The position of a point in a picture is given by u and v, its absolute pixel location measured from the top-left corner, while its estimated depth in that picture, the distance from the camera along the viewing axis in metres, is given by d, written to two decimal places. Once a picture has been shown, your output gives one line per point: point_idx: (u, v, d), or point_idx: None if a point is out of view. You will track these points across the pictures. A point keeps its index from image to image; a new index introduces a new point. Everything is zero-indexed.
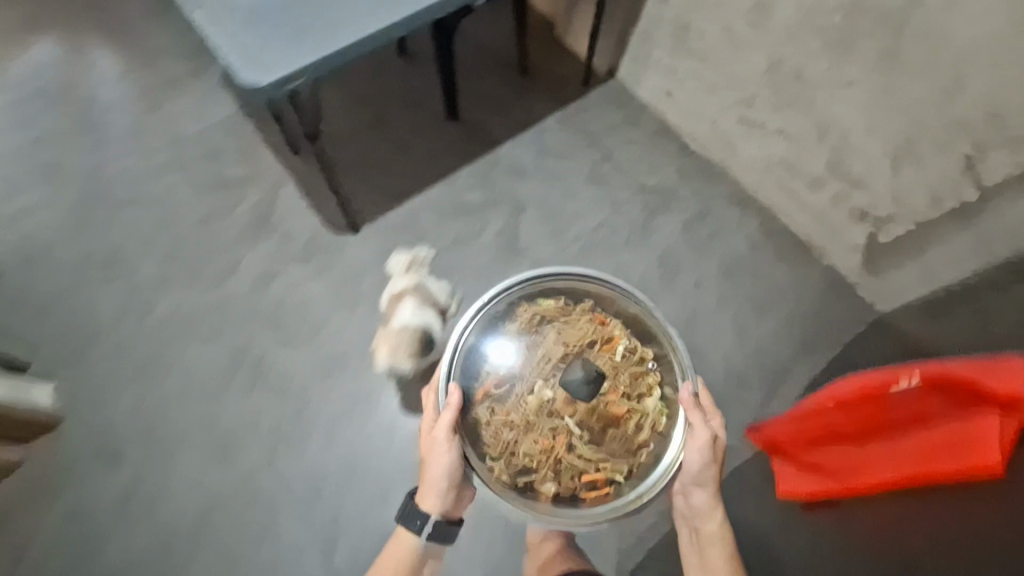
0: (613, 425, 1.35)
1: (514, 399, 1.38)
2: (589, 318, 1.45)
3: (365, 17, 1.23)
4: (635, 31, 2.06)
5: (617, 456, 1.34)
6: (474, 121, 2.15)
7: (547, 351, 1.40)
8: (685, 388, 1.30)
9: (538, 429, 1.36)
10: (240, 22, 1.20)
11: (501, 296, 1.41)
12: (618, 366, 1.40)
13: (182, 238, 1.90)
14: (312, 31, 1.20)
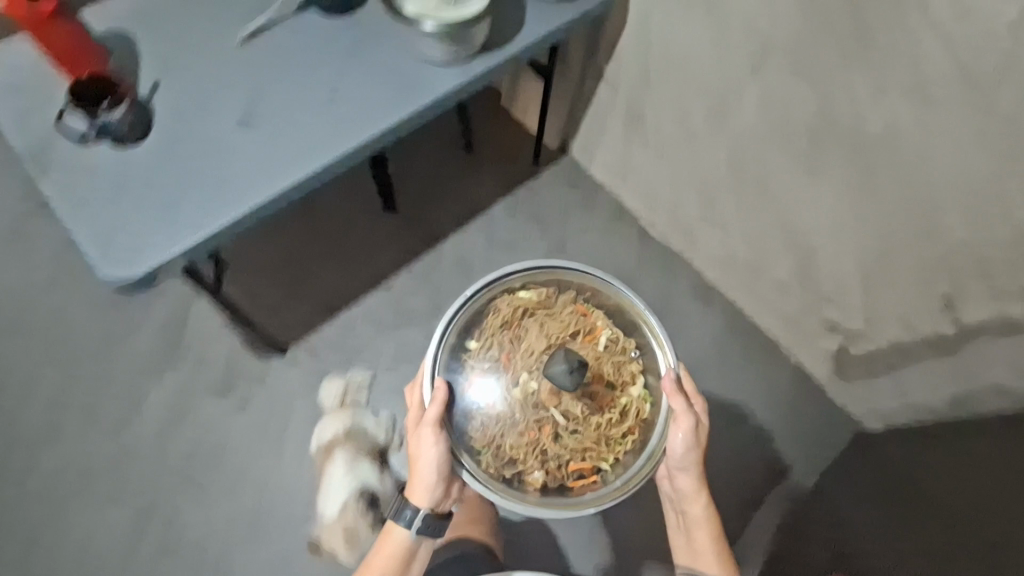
0: (599, 413, 1.01)
1: (497, 394, 1.02)
2: (572, 308, 1.05)
3: (258, 181, 1.03)
4: (586, 111, 1.85)
5: (606, 443, 1.02)
6: (414, 210, 1.93)
7: (526, 343, 1.02)
8: (668, 373, 1.01)
9: (520, 420, 1.01)
10: (97, 197, 0.98)
11: (474, 297, 1.03)
12: (604, 359, 1.03)
13: (73, 373, 1.63)
14: (193, 203, 0.99)
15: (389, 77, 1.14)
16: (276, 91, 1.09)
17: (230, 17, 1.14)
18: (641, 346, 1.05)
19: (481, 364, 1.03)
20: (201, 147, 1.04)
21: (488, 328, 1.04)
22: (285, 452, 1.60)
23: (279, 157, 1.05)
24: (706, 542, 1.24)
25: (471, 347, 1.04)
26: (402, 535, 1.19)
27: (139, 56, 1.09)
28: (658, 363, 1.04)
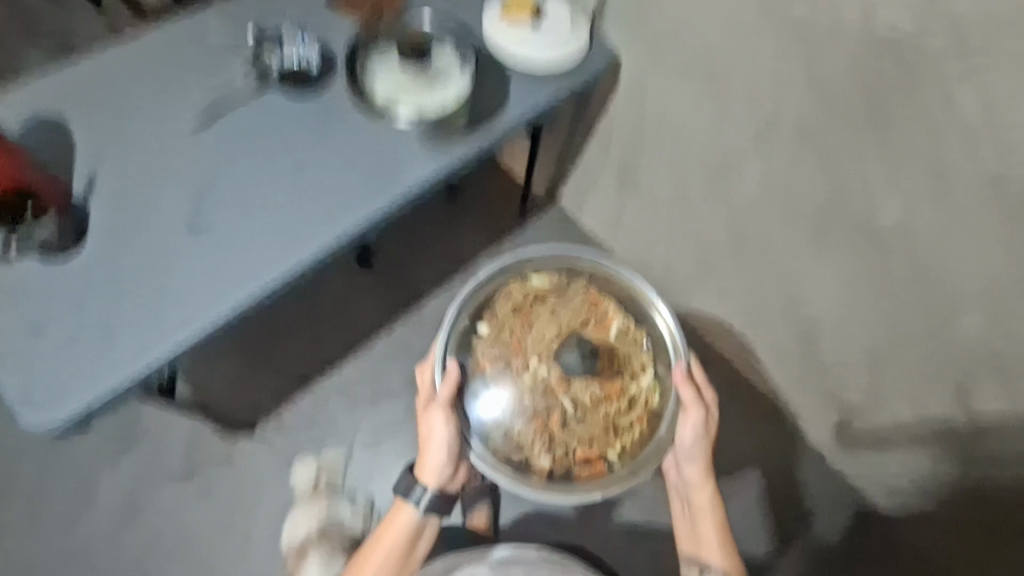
0: (609, 402, 0.98)
1: (506, 376, 1.00)
2: (582, 297, 1.04)
3: (207, 292, 0.92)
4: (576, 164, 1.75)
5: (613, 433, 0.99)
6: (394, 267, 1.81)
7: (536, 329, 1.01)
8: (680, 362, 1.00)
9: (529, 407, 0.98)
10: (20, 326, 0.87)
11: (488, 280, 1.04)
12: (614, 348, 1.00)
13: (18, 460, 1.49)
14: (131, 323, 0.89)
15: (360, 165, 1.02)
16: (233, 184, 0.98)
17: (182, 98, 1.02)
18: (653, 339, 1.03)
19: (493, 350, 1.01)
20: (144, 252, 0.92)
21: (498, 313, 1.03)
22: (253, 543, 1.48)
23: (230, 266, 0.94)
24: (710, 529, 1.18)
25: (482, 330, 1.02)
26: (411, 515, 1.17)
27: (74, 149, 0.96)
28: (671, 354, 1.03)
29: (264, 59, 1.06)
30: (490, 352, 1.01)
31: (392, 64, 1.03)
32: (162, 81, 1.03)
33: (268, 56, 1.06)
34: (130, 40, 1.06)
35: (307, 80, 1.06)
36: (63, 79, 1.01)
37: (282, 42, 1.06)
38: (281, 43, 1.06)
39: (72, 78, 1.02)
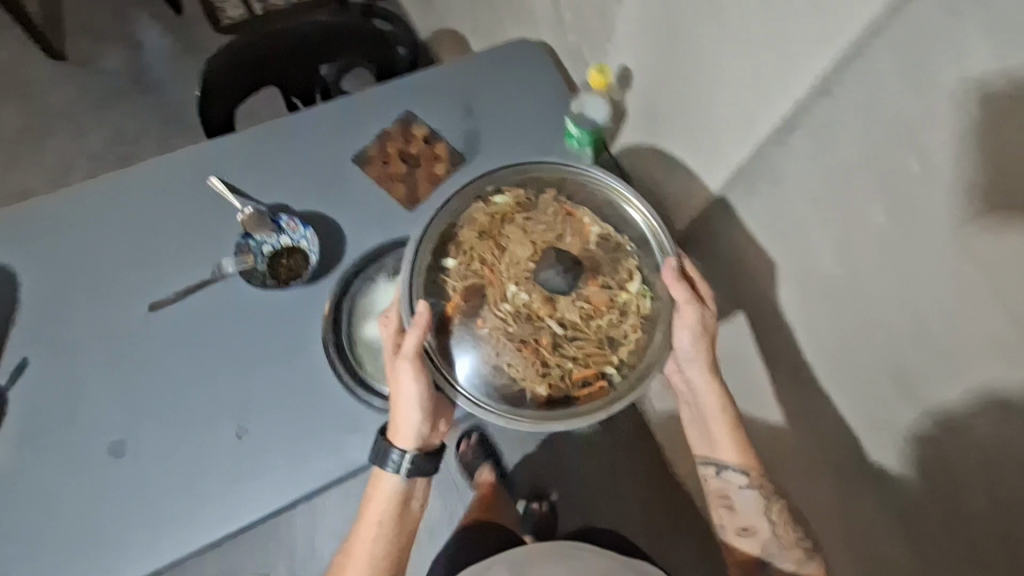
0: (599, 315, 0.70)
1: (475, 317, 0.70)
2: (556, 209, 0.74)
3: (102, 549, 0.75)
4: None
5: (612, 346, 0.70)
6: None
7: (508, 252, 0.72)
8: (670, 256, 0.71)
9: (512, 337, 0.68)
10: None
11: (441, 206, 0.72)
12: (594, 257, 0.72)
13: None
14: (12, 555, 0.74)
15: (320, 422, 0.81)
16: (169, 410, 0.80)
17: (144, 277, 0.86)
18: (641, 237, 0.74)
19: (466, 287, 0.71)
20: (61, 460, 0.78)
21: (461, 244, 0.72)
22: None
23: (153, 492, 0.77)
24: (728, 446, 0.83)
25: (447, 267, 0.71)
26: (394, 482, 0.80)
27: (18, 316, 0.83)
28: (657, 247, 0.73)
29: (253, 241, 0.87)
30: (463, 290, 0.71)
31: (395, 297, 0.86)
32: (133, 249, 0.88)
33: (258, 237, 0.87)
34: (118, 183, 0.91)
35: (298, 277, 0.87)
36: (26, 219, 0.87)
37: (280, 223, 0.87)
38: (278, 222, 0.87)
39: (33, 225, 0.87)
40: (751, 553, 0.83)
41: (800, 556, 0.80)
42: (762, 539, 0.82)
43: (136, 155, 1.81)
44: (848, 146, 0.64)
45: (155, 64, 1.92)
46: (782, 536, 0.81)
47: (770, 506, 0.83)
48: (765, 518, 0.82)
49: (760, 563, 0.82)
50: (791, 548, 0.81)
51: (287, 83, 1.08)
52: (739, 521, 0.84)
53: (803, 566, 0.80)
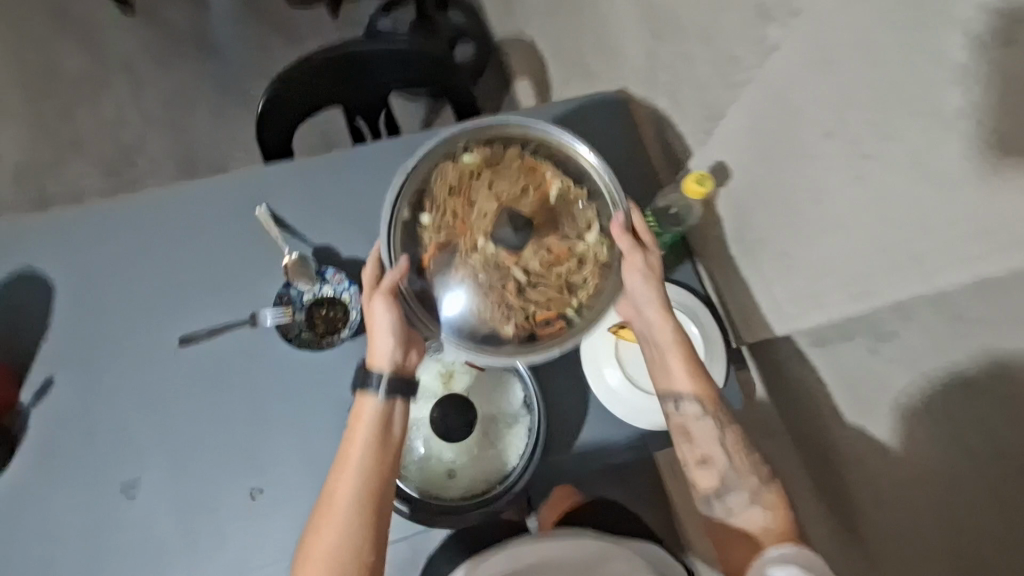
0: (560, 263, 0.73)
1: (453, 267, 0.72)
2: (520, 161, 0.75)
3: None
4: None
5: (570, 291, 0.74)
6: None
7: (477, 205, 0.73)
8: (619, 213, 0.73)
9: (481, 284, 0.70)
10: None
11: (413, 163, 0.72)
12: (552, 207, 0.74)
13: None
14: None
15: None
16: (189, 458, 0.77)
17: (180, 308, 0.82)
18: (597, 191, 0.75)
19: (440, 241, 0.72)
20: (73, 486, 0.76)
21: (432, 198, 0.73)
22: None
23: (160, 534, 0.75)
24: (681, 374, 0.77)
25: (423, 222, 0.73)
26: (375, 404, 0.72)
27: (49, 329, 0.80)
28: (611, 200, 0.76)
29: (294, 290, 0.82)
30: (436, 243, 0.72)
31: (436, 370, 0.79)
32: (172, 276, 0.84)
33: (300, 286, 0.82)
34: (166, 197, 0.87)
35: (337, 333, 0.82)
36: (68, 226, 0.84)
37: (325, 274, 0.82)
38: (323, 272, 0.82)
39: (75, 232, 0.84)
40: (707, 484, 0.75)
41: (755, 485, 0.73)
42: (720, 470, 0.74)
43: (189, 120, 1.74)
44: (964, 342, 0.55)
45: (220, 23, 1.83)
46: (737, 462, 0.74)
47: (724, 432, 0.75)
48: (720, 446, 0.75)
49: (718, 497, 0.74)
50: (749, 476, 0.74)
51: (349, 106, 1.02)
52: (698, 450, 0.75)
53: (758, 496, 0.73)
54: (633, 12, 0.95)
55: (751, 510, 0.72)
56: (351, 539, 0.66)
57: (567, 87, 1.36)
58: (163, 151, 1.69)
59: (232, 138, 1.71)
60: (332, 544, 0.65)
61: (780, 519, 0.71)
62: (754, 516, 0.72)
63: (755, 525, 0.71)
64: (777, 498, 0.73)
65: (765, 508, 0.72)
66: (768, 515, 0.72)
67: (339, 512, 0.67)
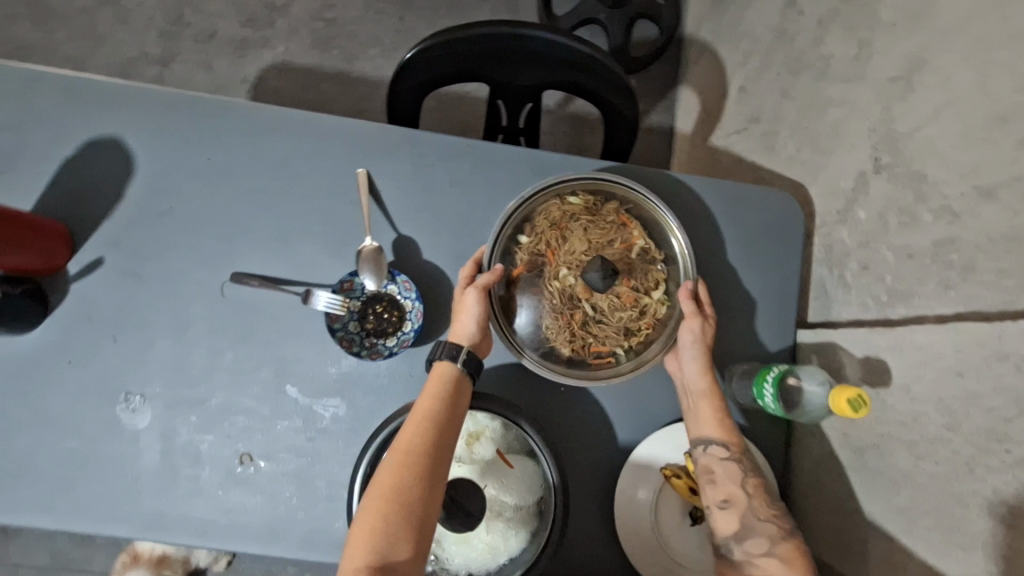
0: (626, 311, 0.71)
1: (535, 288, 0.70)
2: (615, 215, 0.73)
3: (76, 493, 0.72)
4: None
5: (626, 335, 0.72)
6: None
7: (568, 239, 0.71)
8: (689, 282, 0.71)
9: (548, 309, 0.70)
10: None
11: (522, 196, 0.72)
12: (632, 259, 0.71)
13: None
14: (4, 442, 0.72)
15: (326, 510, 0.74)
16: (198, 398, 0.74)
17: (245, 242, 0.76)
18: (673, 258, 0.73)
19: (530, 261, 0.71)
20: (82, 371, 0.74)
21: (534, 229, 0.72)
22: (21, 567, 1.19)
23: (144, 456, 0.73)
24: (709, 419, 0.70)
25: (520, 244, 0.72)
26: (449, 368, 0.67)
27: (115, 209, 0.76)
28: (682, 269, 0.73)
29: (359, 280, 0.75)
30: (523, 264, 0.71)
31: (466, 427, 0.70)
32: (250, 204, 0.77)
33: (365, 281, 0.75)
34: (275, 117, 0.79)
35: (383, 340, 0.75)
36: (171, 109, 0.78)
37: (395, 275, 0.75)
38: (395, 275, 0.75)
39: (177, 120, 0.78)
40: (726, 529, 0.65)
41: (775, 533, 0.64)
42: (740, 514, 0.65)
43: None
44: None
45: None
46: (758, 508, 0.66)
47: (747, 476, 0.68)
48: (742, 486, 0.67)
49: (736, 541, 0.64)
50: (769, 523, 0.65)
51: (494, 89, 0.91)
52: (719, 491, 0.67)
53: (776, 545, 0.63)
54: (870, 123, 0.78)
55: (769, 559, 0.62)
56: (406, 491, 0.58)
57: (737, 140, 1.17)
58: (304, 19, 1.59)
59: (374, 37, 1.60)
60: (387, 489, 0.58)
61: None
62: (772, 566, 0.62)
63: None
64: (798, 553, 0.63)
65: (781, 561, 0.62)
66: (786, 569, 0.62)
67: (399, 462, 0.60)
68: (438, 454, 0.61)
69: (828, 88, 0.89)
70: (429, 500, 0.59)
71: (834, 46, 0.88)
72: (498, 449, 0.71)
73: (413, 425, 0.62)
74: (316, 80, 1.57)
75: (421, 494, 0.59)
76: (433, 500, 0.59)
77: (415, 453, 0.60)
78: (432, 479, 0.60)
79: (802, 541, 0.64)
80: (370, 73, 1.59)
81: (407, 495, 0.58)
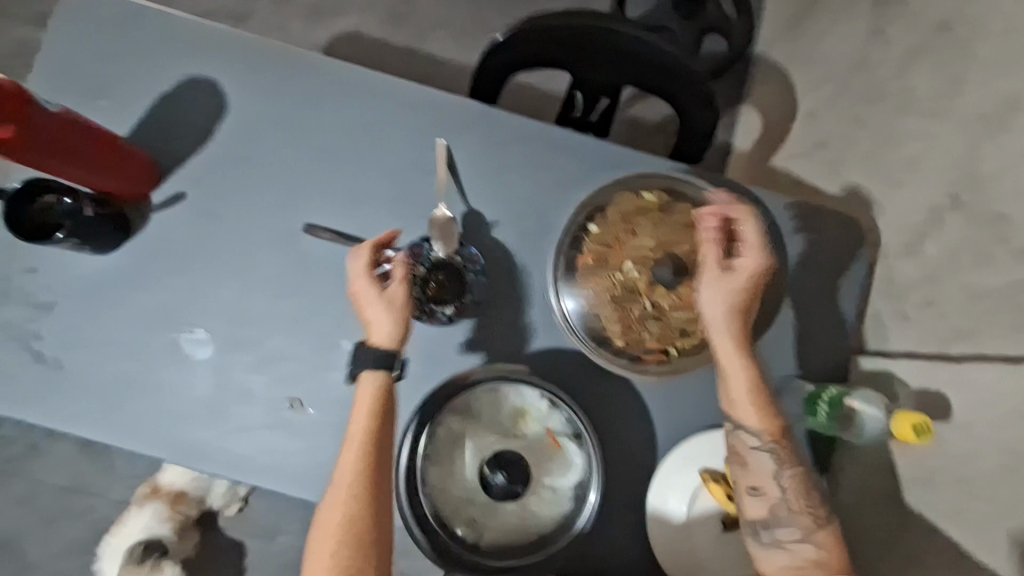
0: (685, 312, 0.73)
1: (599, 278, 0.73)
2: (687, 216, 0.74)
3: (131, 416, 0.74)
4: None
5: (680, 335, 0.73)
6: None
7: (637, 236, 0.73)
8: (715, 222, 0.68)
9: (608, 299, 0.73)
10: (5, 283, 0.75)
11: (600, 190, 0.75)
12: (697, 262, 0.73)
13: None
14: (68, 356, 0.74)
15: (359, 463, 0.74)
16: (254, 340, 0.76)
17: (319, 196, 0.79)
18: None
19: (598, 252, 0.74)
20: (150, 299, 0.76)
21: (605, 221, 0.74)
22: (43, 482, 1.22)
23: (199, 389, 0.75)
24: (745, 405, 0.68)
25: (589, 233, 0.74)
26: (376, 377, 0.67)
27: (200, 149, 0.78)
28: None
29: (428, 245, 0.75)
30: (590, 253, 0.74)
31: (518, 403, 0.72)
32: (328, 160, 0.79)
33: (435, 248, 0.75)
34: (362, 80, 0.81)
35: (442, 307, 0.74)
36: (265, 59, 0.80)
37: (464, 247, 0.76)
38: (465, 248, 0.77)
39: (270, 70, 0.80)
40: (756, 515, 0.66)
41: (808, 524, 0.65)
42: (771, 502, 0.66)
43: None
44: None
45: None
46: (792, 499, 0.66)
47: (784, 468, 0.67)
48: (776, 478, 0.67)
49: (766, 527, 0.66)
50: (802, 513, 0.66)
51: (574, 81, 0.92)
52: (750, 480, 0.67)
53: (811, 534, 0.65)
54: (950, 160, 0.78)
55: (801, 547, 0.64)
56: (354, 515, 0.63)
57: (799, 163, 1.17)
58: None
59: (445, 18, 1.62)
60: (335, 516, 0.63)
61: (834, 561, 0.64)
62: (807, 553, 0.64)
63: (804, 562, 0.64)
64: (832, 541, 0.65)
65: (816, 548, 0.64)
66: (817, 552, 0.64)
67: (349, 487, 0.64)
68: (381, 469, 0.65)
69: (907, 120, 0.88)
70: (378, 520, 0.64)
71: (918, 79, 0.88)
72: (550, 431, 0.72)
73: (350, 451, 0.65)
74: (383, 53, 1.59)
75: (368, 515, 0.64)
76: (380, 517, 0.64)
77: (355, 482, 0.64)
78: (376, 499, 0.64)
79: (836, 528, 0.66)
80: (436, 54, 1.60)
81: (355, 520, 0.63)
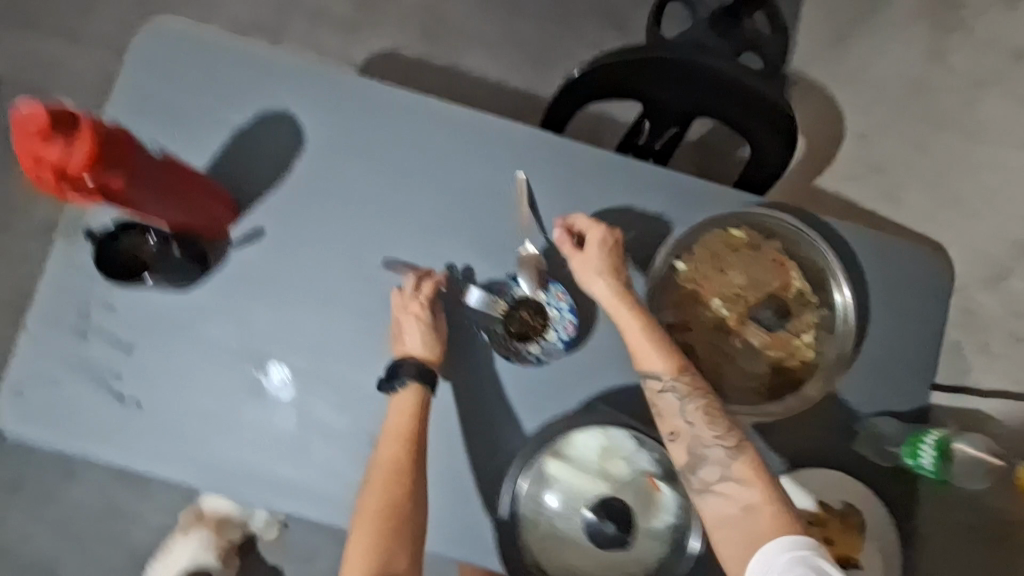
0: (776, 350, 0.73)
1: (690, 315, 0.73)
2: (774, 254, 0.75)
3: (208, 451, 0.73)
4: None
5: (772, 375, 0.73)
6: None
7: (727, 275, 0.74)
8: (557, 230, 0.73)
9: (697, 336, 0.73)
10: (82, 317, 0.74)
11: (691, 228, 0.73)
12: (786, 300, 0.74)
13: None
14: (144, 391, 0.73)
15: (448, 508, 0.70)
16: (335, 375, 0.75)
17: (396, 228, 0.78)
18: (831, 306, 0.74)
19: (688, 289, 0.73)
20: (226, 333, 0.75)
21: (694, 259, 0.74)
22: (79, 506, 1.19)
23: (277, 424, 0.74)
24: (643, 354, 0.69)
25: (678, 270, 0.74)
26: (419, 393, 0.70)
27: (278, 181, 0.77)
28: (840, 319, 0.73)
29: (513, 283, 0.76)
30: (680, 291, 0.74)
31: (614, 446, 0.71)
32: (406, 192, 0.78)
33: (519, 287, 0.76)
34: (438, 111, 0.80)
35: (527, 346, 0.74)
36: (342, 91, 0.79)
37: (548, 285, 0.76)
38: (549, 285, 0.76)
39: (347, 102, 0.79)
40: (680, 460, 0.66)
41: (723, 457, 0.64)
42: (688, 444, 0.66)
43: None
44: None
45: None
46: (703, 433, 0.66)
47: (687, 401, 0.67)
48: (683, 417, 0.67)
49: (691, 471, 0.65)
50: (719, 444, 0.65)
51: (642, 107, 0.91)
52: (665, 426, 0.68)
53: (730, 468, 0.64)
54: None
55: (724, 486, 0.63)
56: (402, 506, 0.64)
57: None
58: (415, 10, 1.60)
59: (482, 35, 1.61)
60: (375, 504, 0.64)
61: (759, 493, 0.62)
62: (729, 489, 0.63)
63: (734, 504, 0.62)
64: (755, 470, 0.64)
65: (738, 483, 0.63)
66: (745, 490, 0.63)
67: (383, 483, 0.65)
68: (419, 466, 0.67)
69: (979, 151, 0.88)
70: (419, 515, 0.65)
71: (990, 110, 0.88)
72: (647, 474, 0.71)
73: (391, 444, 0.67)
74: (419, 70, 1.58)
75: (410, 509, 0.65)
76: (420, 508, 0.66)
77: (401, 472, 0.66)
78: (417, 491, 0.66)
79: (756, 456, 0.64)
80: (473, 71, 1.59)
81: (401, 512, 0.64)
